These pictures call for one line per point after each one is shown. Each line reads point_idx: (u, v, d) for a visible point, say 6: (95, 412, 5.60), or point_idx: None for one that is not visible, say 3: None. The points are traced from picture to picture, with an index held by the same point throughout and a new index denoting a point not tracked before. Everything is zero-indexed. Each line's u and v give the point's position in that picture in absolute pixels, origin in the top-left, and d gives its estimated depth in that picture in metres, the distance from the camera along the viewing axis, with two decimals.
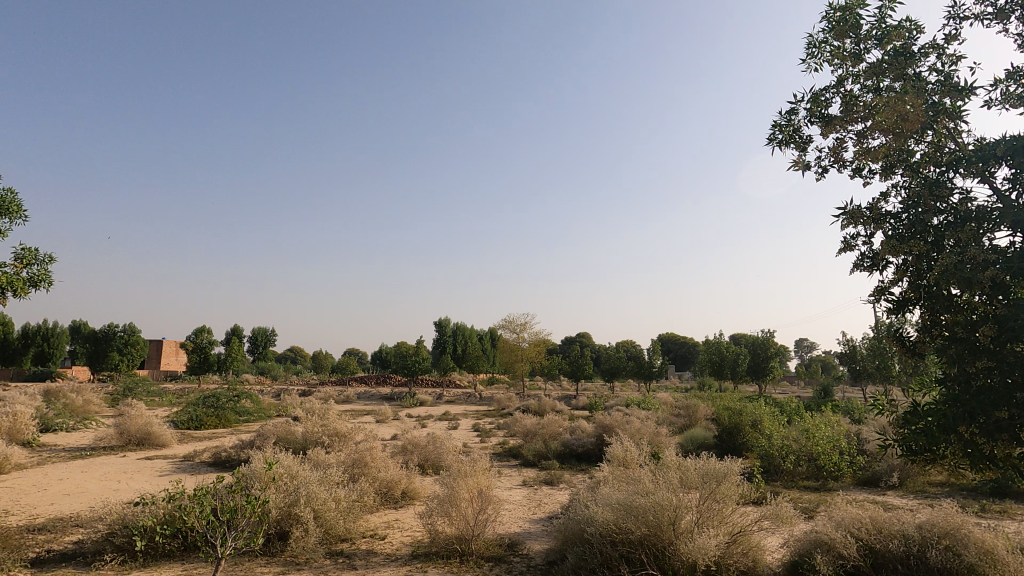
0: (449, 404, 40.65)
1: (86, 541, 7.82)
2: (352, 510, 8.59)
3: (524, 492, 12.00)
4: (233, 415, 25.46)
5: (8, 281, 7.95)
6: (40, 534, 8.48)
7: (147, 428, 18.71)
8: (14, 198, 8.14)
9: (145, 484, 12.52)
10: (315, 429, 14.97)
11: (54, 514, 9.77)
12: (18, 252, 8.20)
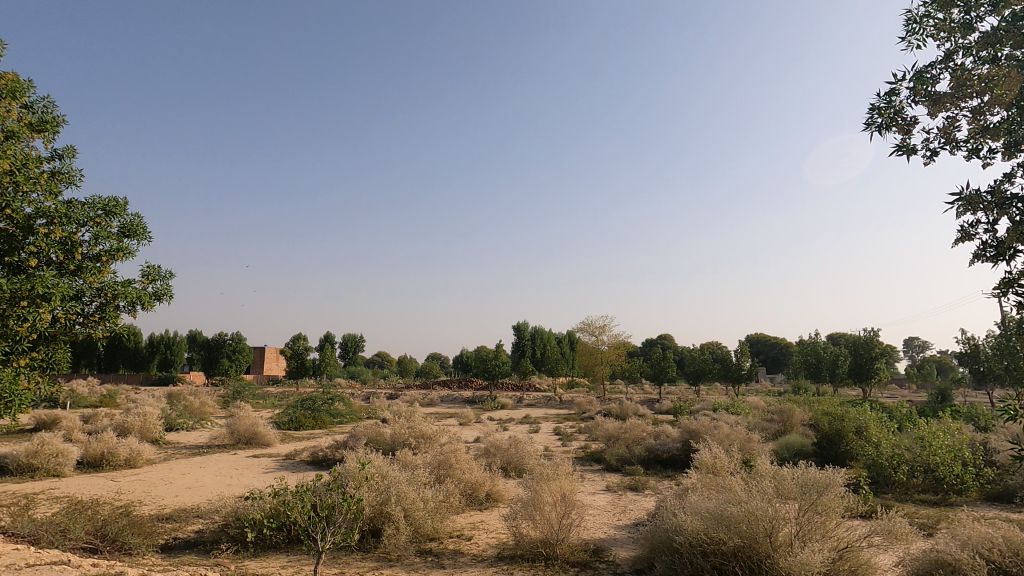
0: (530, 408, 40.85)
1: (205, 531, 8.61)
2: (439, 510, 8.85)
3: (608, 498, 11.83)
4: (328, 417, 27.09)
5: (137, 297, 8.96)
6: (167, 522, 9.42)
7: (253, 428, 20.32)
8: (140, 222, 9.11)
9: (253, 480, 13.58)
10: (402, 431, 15.61)
11: (179, 505, 10.86)
12: (146, 270, 9.22)
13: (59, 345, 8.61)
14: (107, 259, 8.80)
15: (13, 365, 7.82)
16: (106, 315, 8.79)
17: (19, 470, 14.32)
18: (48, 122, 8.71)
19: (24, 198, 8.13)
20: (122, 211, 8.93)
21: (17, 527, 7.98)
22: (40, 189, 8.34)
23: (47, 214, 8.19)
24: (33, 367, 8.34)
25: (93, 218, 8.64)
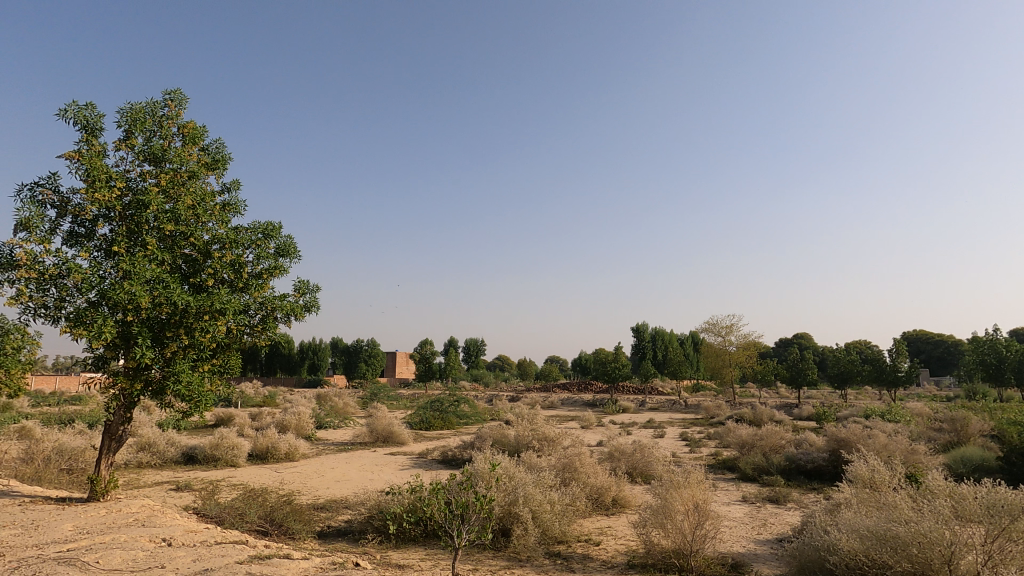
0: (654, 412, 39.52)
1: (354, 521, 9.43)
2: (566, 513, 8.86)
3: (745, 509, 11.05)
4: (456, 418, 28.40)
5: (291, 309, 10.11)
6: (321, 512, 10.45)
7: (390, 428, 21.90)
8: (291, 242, 10.24)
9: (392, 476, 14.63)
10: (526, 433, 15.89)
11: (331, 496, 12.02)
12: (297, 285, 10.37)
13: (233, 352, 9.96)
14: (266, 277, 10.02)
15: (200, 370, 9.19)
16: (268, 325, 10.01)
17: (205, 460, 16.76)
18: (218, 160, 10.11)
19: (203, 227, 9.52)
20: (277, 233, 10.11)
21: (207, 509, 9.33)
22: (214, 218, 9.71)
23: (220, 240, 9.52)
24: (215, 372, 9.71)
25: (255, 241, 9.88)
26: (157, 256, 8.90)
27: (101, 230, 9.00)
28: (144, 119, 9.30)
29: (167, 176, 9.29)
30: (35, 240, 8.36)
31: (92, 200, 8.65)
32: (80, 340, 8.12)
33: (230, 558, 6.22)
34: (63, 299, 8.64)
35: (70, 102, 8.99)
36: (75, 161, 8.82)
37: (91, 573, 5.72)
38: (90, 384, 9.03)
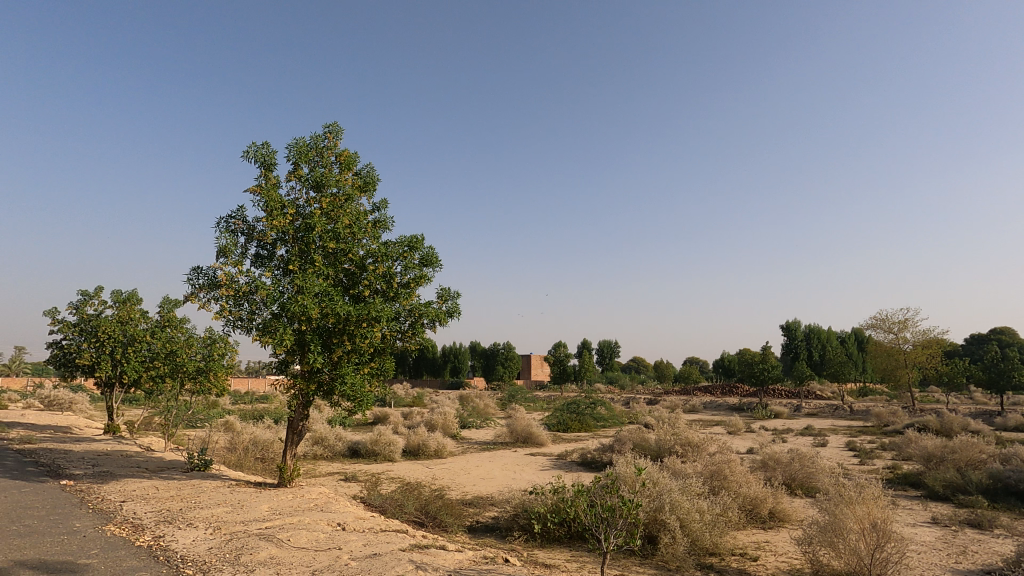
0: (812, 418, 35.76)
1: (500, 518, 9.77)
2: (718, 524, 8.34)
3: (937, 533, 9.52)
4: (592, 421, 28.21)
5: (437, 315, 10.82)
6: (469, 507, 11.00)
7: (528, 429, 22.42)
8: (434, 252, 10.98)
9: (533, 476, 14.95)
10: (667, 437, 15.29)
11: (477, 493, 12.59)
12: (440, 292, 11.08)
13: (388, 356, 10.89)
14: (413, 285, 10.81)
15: (361, 372, 10.18)
16: (416, 330, 10.81)
17: (367, 454, 18.52)
18: (369, 181, 11.14)
19: (359, 244, 10.56)
20: (421, 245, 10.88)
21: (371, 499, 10.29)
22: (368, 235, 10.73)
23: (373, 254, 10.48)
24: (374, 375, 10.69)
25: (402, 253, 10.72)
26: (323, 272, 10.06)
27: (280, 251, 10.38)
28: (308, 152, 10.57)
29: (328, 200, 10.45)
30: (231, 263, 9.89)
31: (271, 226, 10.02)
32: (267, 347, 9.43)
33: (393, 545, 6.78)
34: (253, 312, 10.11)
35: (251, 144, 10.51)
36: (257, 193, 10.28)
37: (284, 548, 6.61)
38: (276, 385, 10.44)
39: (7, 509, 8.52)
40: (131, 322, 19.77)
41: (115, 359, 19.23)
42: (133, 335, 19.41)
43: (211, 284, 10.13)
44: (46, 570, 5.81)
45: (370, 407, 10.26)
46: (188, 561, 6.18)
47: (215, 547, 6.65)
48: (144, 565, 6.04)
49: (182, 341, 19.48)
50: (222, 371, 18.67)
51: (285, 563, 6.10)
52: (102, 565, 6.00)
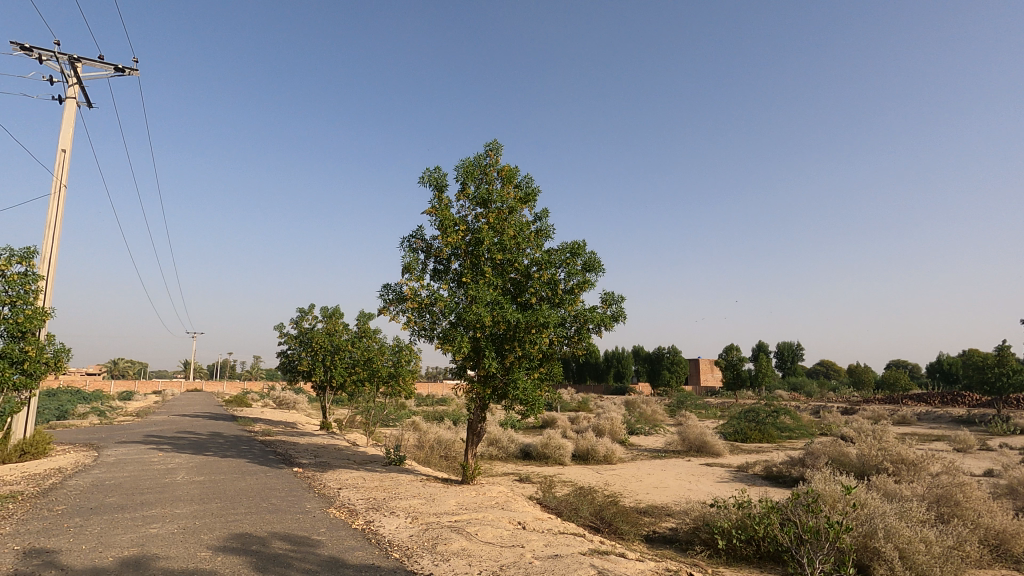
0: None
1: (679, 531, 9.34)
2: (953, 559, 6.98)
3: None
4: (776, 431, 25.67)
5: (602, 319, 10.80)
6: (645, 516, 10.70)
7: (702, 437, 21.17)
8: (596, 257, 10.99)
9: (712, 488, 14.06)
10: (873, 453, 13.28)
11: (651, 502, 12.21)
12: (604, 297, 11.05)
13: (556, 362, 11.14)
14: (577, 291, 10.94)
15: (532, 377, 10.54)
16: (582, 335, 10.90)
17: (538, 457, 19.12)
18: (530, 193, 11.57)
19: (523, 254, 11.01)
20: (582, 250, 10.97)
21: (547, 500, 10.57)
22: (531, 244, 11.13)
23: (538, 262, 10.83)
24: (543, 379, 11.01)
25: (565, 260, 10.91)
26: (493, 282, 10.66)
27: (454, 266, 11.25)
28: (474, 171, 11.31)
29: (494, 214, 11.06)
30: (414, 279, 10.97)
31: (446, 243, 10.91)
32: (447, 354, 10.25)
33: (573, 548, 6.88)
34: (434, 322, 11.08)
35: (426, 169, 11.59)
36: (433, 214, 11.27)
37: (473, 541, 7.09)
38: (456, 389, 11.29)
39: (259, 489, 10.45)
40: (337, 333, 23.04)
41: (326, 365, 22.51)
42: (338, 345, 22.58)
43: (398, 298, 11.34)
44: (290, 541, 6.99)
45: (542, 411, 10.56)
46: (394, 545, 6.95)
47: (415, 535, 7.38)
48: (360, 545, 6.94)
49: (375, 349, 22.10)
50: (409, 376, 20.83)
51: (475, 555, 6.54)
52: (330, 542, 7.03)
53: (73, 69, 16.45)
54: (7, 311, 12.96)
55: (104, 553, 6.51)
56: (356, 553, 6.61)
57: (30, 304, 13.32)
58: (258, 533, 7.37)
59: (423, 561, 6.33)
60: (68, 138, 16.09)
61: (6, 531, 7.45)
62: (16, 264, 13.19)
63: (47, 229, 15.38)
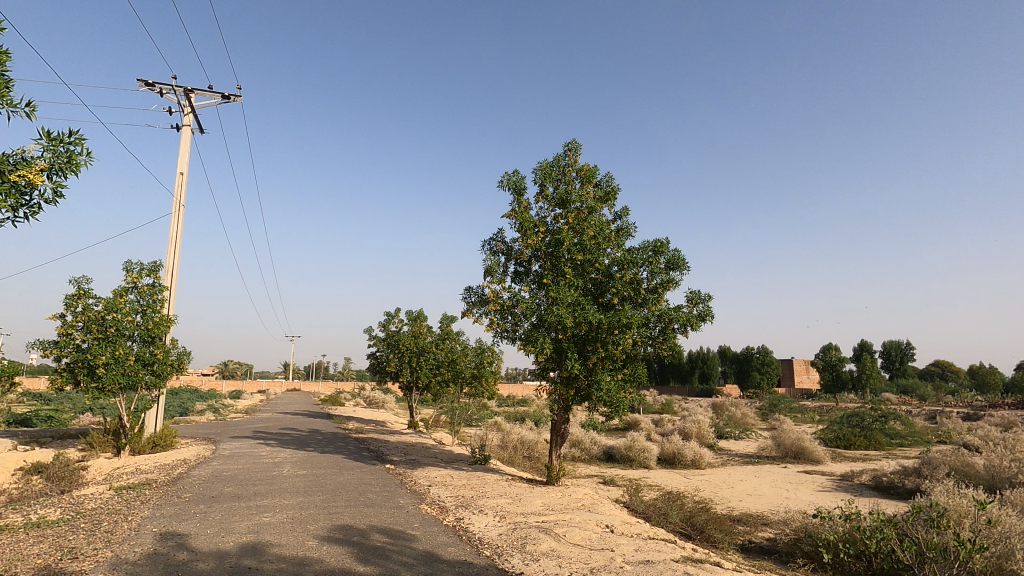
0: None
1: (778, 541, 8.85)
2: None
3: None
4: (884, 437, 23.58)
5: (688, 319, 10.45)
6: (739, 524, 10.20)
7: (800, 443, 19.86)
8: (680, 255, 10.65)
9: (813, 497, 13.17)
10: (1004, 464, 11.87)
11: (745, 509, 11.62)
12: (689, 296, 10.70)
13: (640, 363, 10.91)
14: (661, 290, 10.65)
15: (615, 378, 10.39)
16: (667, 336, 10.62)
17: (622, 459, 18.79)
18: (609, 191, 11.41)
19: (604, 253, 10.90)
20: (665, 248, 10.67)
21: (634, 504, 10.36)
22: (612, 243, 10.99)
23: (619, 262, 10.66)
24: (627, 381, 10.81)
25: (647, 258, 10.66)
26: (574, 283, 10.62)
27: (534, 267, 11.32)
28: (552, 172, 11.33)
29: (573, 214, 11.02)
30: (496, 281, 11.16)
31: (526, 245, 11.00)
32: (530, 355, 10.32)
33: (665, 554, 6.69)
34: (516, 323, 11.21)
35: (505, 173, 11.77)
36: (513, 217, 11.41)
37: (562, 542, 7.10)
38: (538, 390, 11.35)
39: (356, 483, 11.06)
40: (421, 335, 23.89)
41: (412, 366, 23.38)
42: (423, 346, 23.40)
43: (481, 301, 11.58)
44: (388, 535, 7.33)
45: (627, 413, 10.38)
46: (484, 542, 7.11)
47: (504, 533, 7.51)
48: (452, 541, 7.15)
49: (458, 351, 22.68)
50: (491, 377, 21.20)
51: (565, 557, 6.54)
52: (424, 537, 7.30)
53: (187, 100, 18.27)
54: (140, 318, 14.57)
55: (226, 537, 7.16)
56: (449, 549, 6.81)
57: (157, 312, 14.89)
58: (358, 525, 7.79)
59: (513, 560, 6.42)
60: (185, 162, 17.87)
61: (145, 514, 8.38)
62: (146, 276, 14.82)
63: (169, 244, 17.16)
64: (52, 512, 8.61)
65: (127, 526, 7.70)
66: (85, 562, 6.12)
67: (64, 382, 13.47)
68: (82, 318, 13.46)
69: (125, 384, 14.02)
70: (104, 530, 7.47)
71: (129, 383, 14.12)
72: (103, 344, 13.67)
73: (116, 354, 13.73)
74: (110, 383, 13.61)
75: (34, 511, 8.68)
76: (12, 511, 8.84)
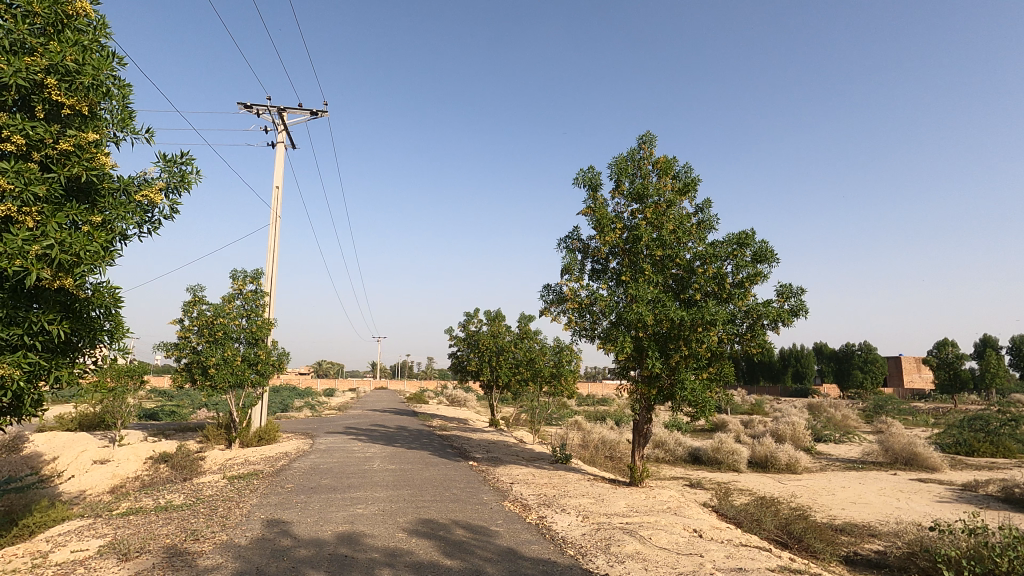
0: None
1: (889, 555, 8.13)
2: None
3: None
4: (1015, 444, 20.99)
5: (779, 314, 9.86)
6: (842, 534, 9.49)
7: (911, 448, 18.16)
8: (769, 246, 10.09)
9: (928, 508, 11.97)
10: None
11: (849, 518, 10.79)
12: (779, 289, 10.12)
13: (726, 362, 10.42)
14: (748, 284, 10.13)
15: (700, 377, 10.00)
16: (756, 332, 10.11)
17: (710, 462, 18.05)
18: (689, 183, 10.97)
19: (685, 247, 10.52)
20: (751, 240, 10.13)
21: (724, 509, 9.94)
22: (693, 237, 10.58)
23: (701, 256, 10.26)
24: (713, 380, 10.36)
25: (732, 251, 10.17)
26: (653, 279, 10.36)
27: (612, 264, 11.16)
28: (628, 166, 11.10)
29: (651, 209, 10.75)
30: (574, 279, 11.10)
31: (603, 241, 10.85)
32: (610, 354, 10.15)
33: (759, 563, 6.34)
34: (595, 322, 11.08)
35: (580, 169, 11.69)
36: (588, 214, 11.30)
37: (648, 545, 6.93)
38: (619, 390, 11.14)
39: (441, 479, 11.42)
40: (500, 335, 24.25)
41: (492, 365, 23.79)
42: (502, 346, 23.75)
43: (559, 299, 11.57)
44: (472, 530, 7.50)
45: (714, 413, 9.94)
46: (567, 542, 7.09)
47: (587, 533, 7.46)
48: (535, 539, 7.21)
49: (537, 350, 22.76)
50: (570, 376, 21.11)
51: (652, 560, 6.39)
52: (507, 534, 7.41)
53: (281, 118, 19.65)
54: (245, 322, 15.87)
55: (324, 527, 7.62)
56: (532, 547, 6.86)
57: (260, 315, 16.13)
58: (443, 520, 8.04)
59: (598, 561, 6.35)
60: (280, 176, 19.24)
61: (254, 502, 9.12)
62: (249, 283, 16.13)
63: (268, 252, 18.54)
64: (177, 497, 9.59)
65: (239, 512, 8.41)
66: (204, 543, 6.75)
67: (184, 380, 14.95)
68: (197, 322, 14.87)
69: (233, 382, 15.27)
70: (219, 515, 8.20)
71: (237, 381, 15.37)
72: (214, 346, 15.00)
73: (226, 355, 15.01)
74: (221, 381, 14.88)
75: (162, 496, 9.70)
76: (145, 495, 9.94)
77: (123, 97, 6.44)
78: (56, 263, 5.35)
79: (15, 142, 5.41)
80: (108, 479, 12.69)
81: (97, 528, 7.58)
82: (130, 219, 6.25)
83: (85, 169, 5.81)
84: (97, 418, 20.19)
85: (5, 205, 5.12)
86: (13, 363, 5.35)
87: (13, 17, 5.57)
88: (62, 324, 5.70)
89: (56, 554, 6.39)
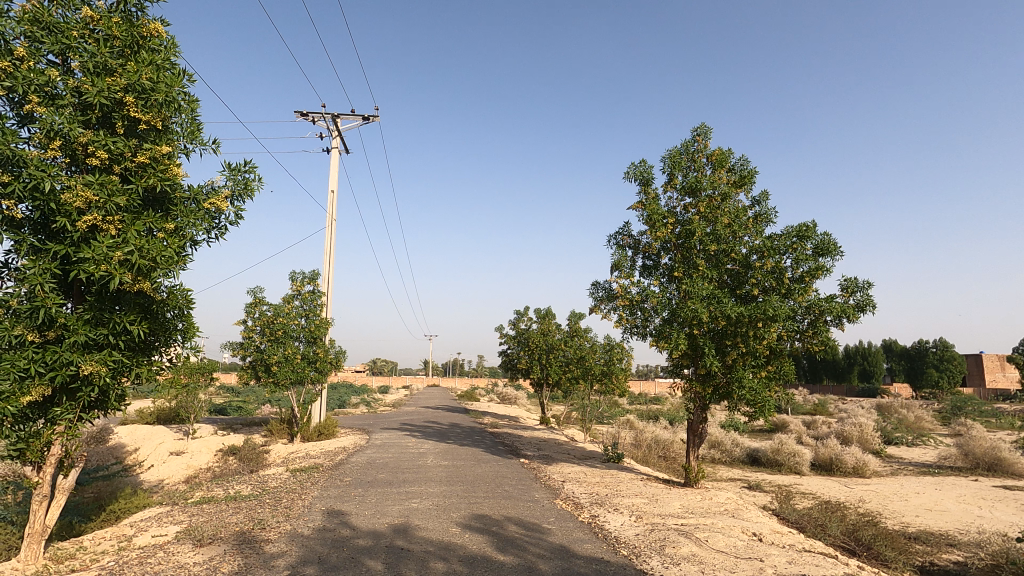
0: None
1: (970, 566, 7.58)
2: None
3: None
4: None
5: (844, 310, 9.40)
6: (916, 542, 8.95)
7: (995, 453, 16.85)
8: (832, 239, 9.62)
9: (1015, 518, 11.09)
10: None
11: (924, 526, 10.15)
12: (844, 284, 9.62)
13: (787, 360, 10.00)
14: (809, 279, 9.69)
15: (759, 376, 9.66)
16: (819, 329, 9.69)
17: (770, 463, 17.39)
18: (745, 175, 10.61)
19: (741, 242, 10.18)
20: (812, 233, 9.69)
21: (786, 513, 9.56)
22: (750, 231, 10.23)
23: (758, 250, 9.89)
24: (772, 380, 9.97)
25: (792, 245, 9.75)
26: (708, 275, 10.07)
27: (664, 260, 10.94)
28: (680, 159, 10.83)
29: (705, 203, 10.44)
30: (625, 276, 10.94)
31: (655, 237, 10.62)
32: (663, 351, 9.93)
33: (825, 570, 6.07)
34: (646, 319, 10.89)
35: (631, 164, 11.50)
36: (639, 208, 11.11)
37: (704, 547, 6.77)
38: (673, 389, 10.88)
39: (493, 476, 11.51)
40: (550, 333, 24.18)
41: (542, 363, 23.79)
42: (552, 344, 23.69)
43: (609, 296, 11.45)
44: (524, 527, 7.55)
45: (773, 413, 9.57)
46: (621, 542, 7.01)
47: (642, 534, 7.35)
48: (588, 538, 7.17)
49: (587, 348, 22.54)
50: (622, 374, 20.81)
51: (709, 563, 6.23)
52: (559, 532, 7.39)
53: (335, 125, 20.35)
54: (304, 321, 16.53)
55: (380, 519, 7.85)
56: (585, 545, 6.83)
57: (318, 315, 16.75)
58: (495, 516, 8.11)
59: (652, 562, 6.25)
60: (335, 180, 19.93)
61: (315, 494, 9.50)
62: (307, 284, 16.78)
63: (325, 255, 19.25)
64: (245, 488, 10.12)
65: (302, 503, 8.76)
66: (272, 532, 7.08)
67: (249, 376, 15.75)
68: (259, 322, 15.61)
69: (294, 379, 15.95)
70: (284, 506, 8.60)
71: (298, 379, 16.05)
72: (276, 345, 15.71)
73: (287, 353, 15.69)
74: (283, 378, 15.60)
75: (232, 486, 10.27)
76: (216, 485, 10.56)
77: (192, 111, 6.82)
78: (135, 267, 5.74)
79: (98, 156, 5.87)
80: (183, 469, 13.56)
81: (175, 514, 8.10)
82: (199, 226, 6.62)
83: (159, 180, 6.18)
84: (173, 413, 21.58)
85: (90, 215, 5.57)
86: (100, 360, 5.79)
87: (96, 41, 6.05)
88: (141, 324, 6.11)
89: (140, 538, 6.87)
